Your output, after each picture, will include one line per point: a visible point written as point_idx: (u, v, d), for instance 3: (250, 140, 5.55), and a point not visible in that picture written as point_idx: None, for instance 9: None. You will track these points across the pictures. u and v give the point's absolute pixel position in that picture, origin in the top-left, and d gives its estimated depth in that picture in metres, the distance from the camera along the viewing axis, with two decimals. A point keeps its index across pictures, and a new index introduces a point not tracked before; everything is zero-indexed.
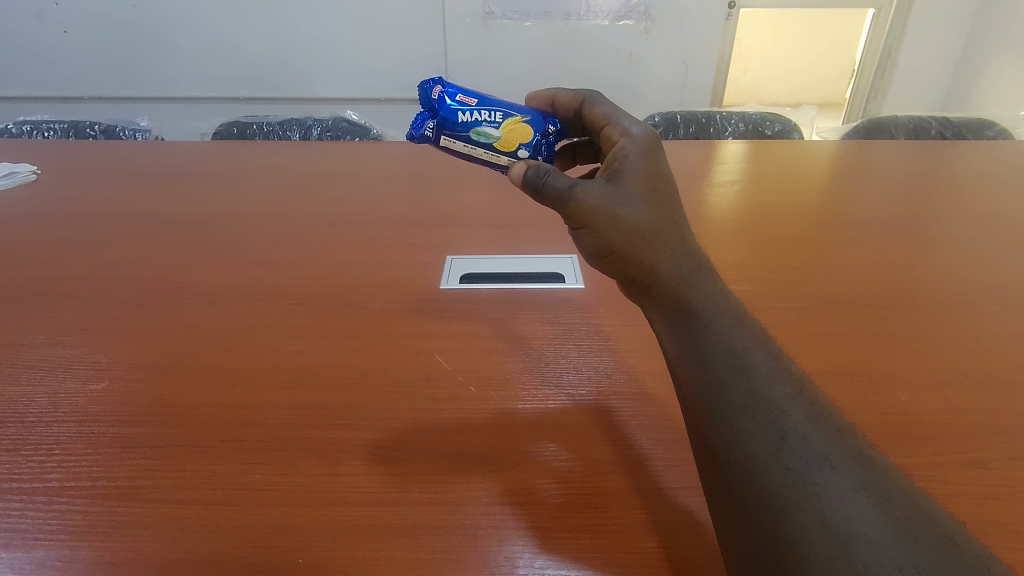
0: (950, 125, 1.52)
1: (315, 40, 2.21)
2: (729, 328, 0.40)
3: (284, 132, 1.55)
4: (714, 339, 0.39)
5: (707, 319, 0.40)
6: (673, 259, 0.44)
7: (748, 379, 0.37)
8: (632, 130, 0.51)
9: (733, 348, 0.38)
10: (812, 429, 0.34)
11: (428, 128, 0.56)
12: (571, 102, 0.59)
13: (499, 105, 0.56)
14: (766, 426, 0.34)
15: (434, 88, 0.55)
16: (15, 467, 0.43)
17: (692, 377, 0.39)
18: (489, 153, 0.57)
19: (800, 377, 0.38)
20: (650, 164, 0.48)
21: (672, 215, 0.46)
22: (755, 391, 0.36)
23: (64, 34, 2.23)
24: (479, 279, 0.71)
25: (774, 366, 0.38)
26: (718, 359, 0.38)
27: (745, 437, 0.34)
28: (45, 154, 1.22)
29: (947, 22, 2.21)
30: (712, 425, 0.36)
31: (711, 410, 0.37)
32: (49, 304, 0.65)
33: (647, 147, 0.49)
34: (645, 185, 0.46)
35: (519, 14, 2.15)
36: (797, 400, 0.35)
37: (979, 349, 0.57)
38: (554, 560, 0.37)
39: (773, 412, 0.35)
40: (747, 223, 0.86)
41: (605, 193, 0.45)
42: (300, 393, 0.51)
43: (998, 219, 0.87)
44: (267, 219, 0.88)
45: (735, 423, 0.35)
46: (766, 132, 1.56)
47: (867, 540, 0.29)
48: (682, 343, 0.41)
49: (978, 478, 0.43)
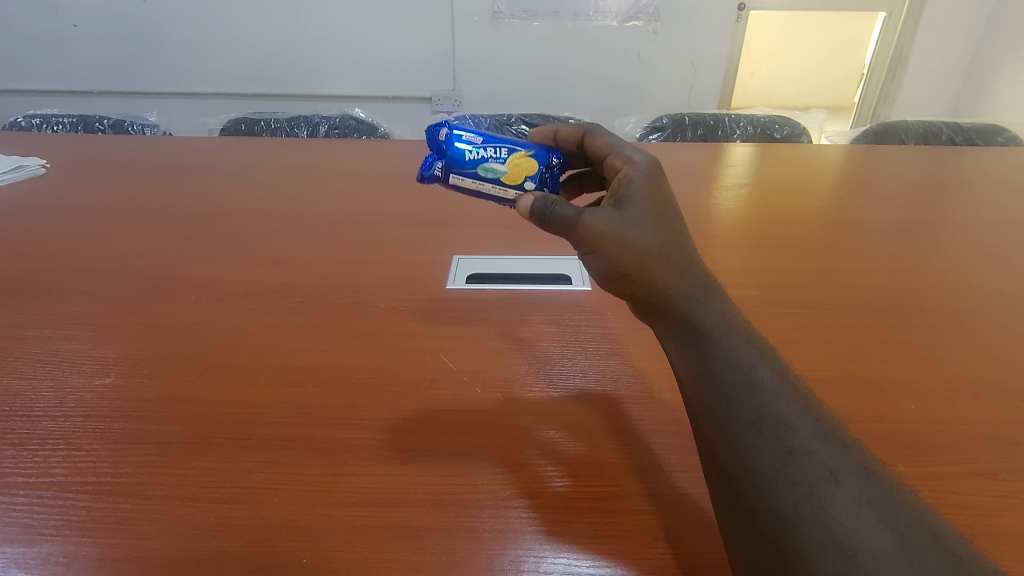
0: (961, 131, 1.51)
1: (323, 39, 2.21)
2: (736, 347, 0.39)
3: (292, 129, 1.55)
4: (722, 357, 0.39)
5: (715, 337, 0.40)
6: (683, 281, 0.43)
7: (756, 397, 0.36)
8: (635, 157, 0.49)
9: (741, 365, 0.38)
10: (817, 445, 0.33)
11: (437, 168, 0.57)
12: (572, 136, 0.56)
13: (505, 141, 0.56)
14: (774, 442, 0.34)
15: (441, 130, 0.56)
16: (19, 462, 0.43)
17: (701, 393, 0.38)
18: (495, 187, 0.56)
19: (806, 394, 0.37)
20: (654, 187, 0.47)
21: (678, 236, 0.45)
22: (763, 408, 0.36)
23: (74, 28, 2.24)
24: (485, 279, 0.71)
25: (781, 383, 0.37)
26: (726, 376, 0.38)
27: (753, 453, 0.34)
28: (56, 148, 1.22)
29: (959, 26, 2.19)
30: (721, 440, 0.36)
31: (720, 425, 0.36)
32: (57, 298, 0.65)
33: (650, 171, 0.48)
34: (650, 207, 0.46)
35: (527, 14, 2.15)
36: (804, 416, 0.35)
37: (991, 359, 0.56)
38: (559, 565, 0.36)
39: (780, 428, 0.34)
40: (755, 226, 0.86)
41: (612, 216, 0.44)
42: (305, 391, 0.51)
43: (1010, 226, 0.86)
44: (275, 215, 0.88)
45: (743, 438, 0.35)
46: (775, 135, 1.54)
47: (872, 553, 0.29)
48: (692, 359, 0.40)
49: (991, 490, 0.42)
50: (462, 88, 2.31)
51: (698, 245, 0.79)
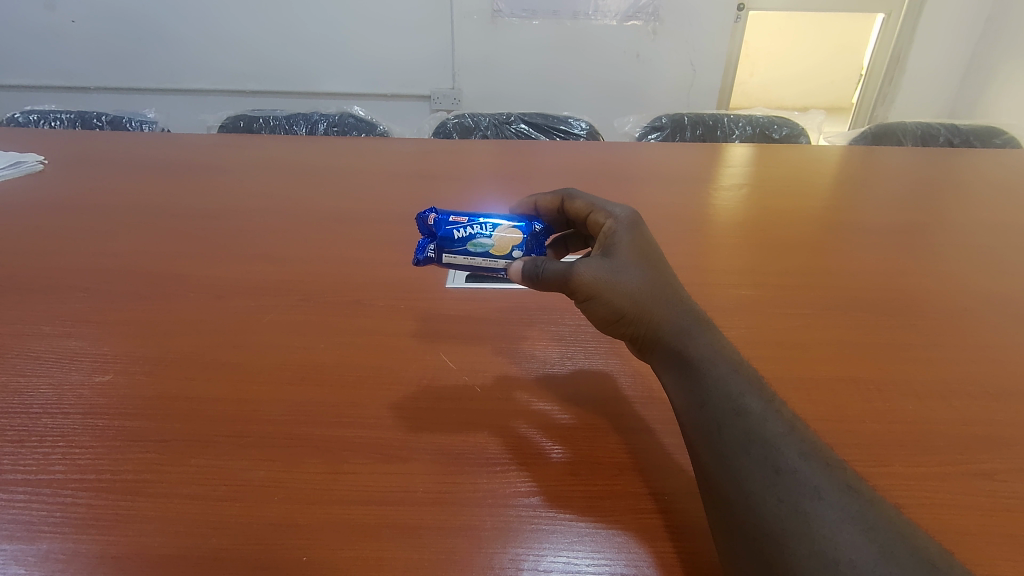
0: (959, 132, 1.52)
1: (321, 37, 2.21)
2: (725, 375, 0.40)
3: (290, 126, 1.55)
4: (712, 386, 0.39)
5: (705, 367, 0.40)
6: (675, 318, 0.43)
7: (743, 421, 0.37)
8: (615, 212, 0.51)
9: (730, 392, 0.38)
10: (802, 463, 0.34)
11: (430, 251, 0.56)
12: (551, 203, 0.59)
13: (491, 217, 0.56)
14: (760, 461, 0.34)
15: (429, 216, 0.55)
16: (18, 459, 0.43)
17: (694, 421, 0.39)
18: (487, 261, 0.55)
19: (792, 417, 0.38)
20: (637, 235, 0.49)
21: (666, 276, 0.46)
22: (751, 430, 0.36)
23: (71, 23, 2.23)
24: (484, 277, 0.71)
25: (767, 408, 0.38)
26: (716, 403, 0.38)
27: (742, 473, 0.34)
28: (54, 144, 1.22)
29: (956, 29, 2.20)
30: (714, 464, 0.36)
31: (713, 449, 0.37)
32: (55, 295, 0.65)
33: (632, 223, 0.50)
34: (636, 252, 0.46)
35: (526, 12, 2.15)
36: (790, 437, 0.36)
37: (987, 359, 0.57)
38: (559, 564, 0.36)
39: (767, 449, 0.35)
40: (752, 227, 0.86)
41: (603, 263, 0.44)
42: (305, 389, 0.51)
43: (1005, 228, 0.87)
44: (274, 213, 0.88)
45: (734, 460, 0.35)
46: (773, 135, 1.54)
47: (854, 563, 0.29)
48: (685, 391, 0.40)
49: (987, 490, 0.42)
50: (461, 86, 2.31)
51: (696, 245, 0.80)
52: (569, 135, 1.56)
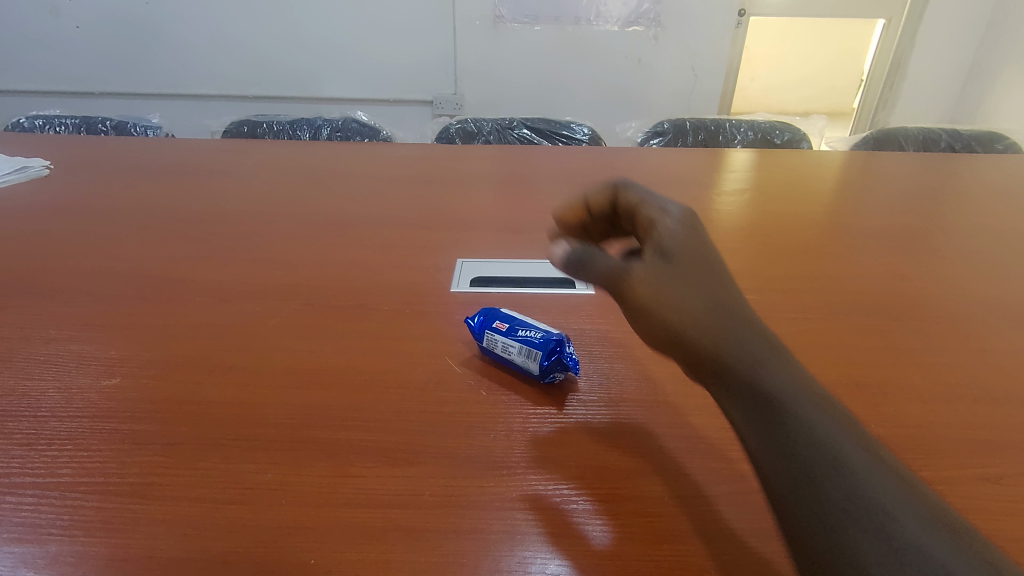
0: (960, 137, 1.52)
1: (324, 42, 2.22)
2: (817, 414, 0.31)
3: (294, 131, 1.56)
4: (804, 429, 0.30)
5: (792, 404, 0.31)
6: (748, 338, 0.35)
7: (848, 478, 0.28)
8: (660, 201, 0.43)
9: (826, 435, 0.30)
10: (932, 538, 0.26)
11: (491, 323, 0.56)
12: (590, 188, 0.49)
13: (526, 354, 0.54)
14: (874, 534, 0.26)
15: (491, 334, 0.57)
16: (26, 462, 0.43)
17: (778, 474, 0.30)
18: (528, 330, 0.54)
19: (903, 471, 0.29)
20: (692, 230, 0.40)
21: (726, 285, 0.38)
22: (857, 490, 0.28)
23: (77, 29, 2.25)
24: (489, 282, 0.71)
25: (874, 459, 0.29)
26: (808, 452, 0.29)
27: (851, 552, 0.26)
28: (60, 149, 1.22)
29: (956, 34, 2.21)
30: (808, 535, 0.28)
31: (805, 513, 0.28)
32: (62, 299, 0.65)
33: (682, 211, 0.42)
34: (691, 254, 0.38)
35: (528, 18, 2.17)
36: (909, 502, 0.27)
37: (991, 363, 0.57)
38: (566, 566, 0.36)
39: (881, 517, 0.27)
40: (755, 231, 0.86)
41: (657, 270, 0.37)
42: (313, 392, 0.51)
43: (1008, 233, 0.87)
44: (280, 217, 0.88)
45: (837, 532, 0.27)
46: (775, 140, 1.55)
47: None
48: (765, 435, 0.31)
49: (994, 494, 0.42)
50: (463, 91, 2.32)
51: None
52: (571, 139, 1.57)
